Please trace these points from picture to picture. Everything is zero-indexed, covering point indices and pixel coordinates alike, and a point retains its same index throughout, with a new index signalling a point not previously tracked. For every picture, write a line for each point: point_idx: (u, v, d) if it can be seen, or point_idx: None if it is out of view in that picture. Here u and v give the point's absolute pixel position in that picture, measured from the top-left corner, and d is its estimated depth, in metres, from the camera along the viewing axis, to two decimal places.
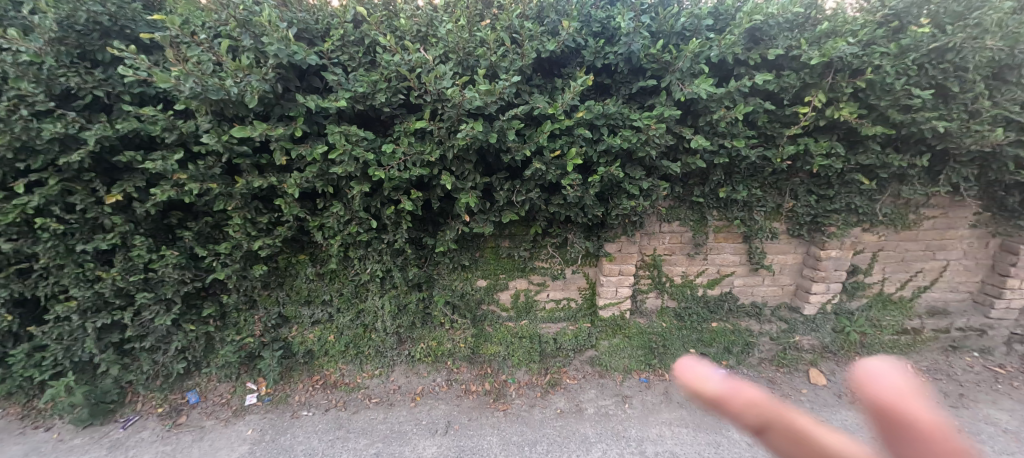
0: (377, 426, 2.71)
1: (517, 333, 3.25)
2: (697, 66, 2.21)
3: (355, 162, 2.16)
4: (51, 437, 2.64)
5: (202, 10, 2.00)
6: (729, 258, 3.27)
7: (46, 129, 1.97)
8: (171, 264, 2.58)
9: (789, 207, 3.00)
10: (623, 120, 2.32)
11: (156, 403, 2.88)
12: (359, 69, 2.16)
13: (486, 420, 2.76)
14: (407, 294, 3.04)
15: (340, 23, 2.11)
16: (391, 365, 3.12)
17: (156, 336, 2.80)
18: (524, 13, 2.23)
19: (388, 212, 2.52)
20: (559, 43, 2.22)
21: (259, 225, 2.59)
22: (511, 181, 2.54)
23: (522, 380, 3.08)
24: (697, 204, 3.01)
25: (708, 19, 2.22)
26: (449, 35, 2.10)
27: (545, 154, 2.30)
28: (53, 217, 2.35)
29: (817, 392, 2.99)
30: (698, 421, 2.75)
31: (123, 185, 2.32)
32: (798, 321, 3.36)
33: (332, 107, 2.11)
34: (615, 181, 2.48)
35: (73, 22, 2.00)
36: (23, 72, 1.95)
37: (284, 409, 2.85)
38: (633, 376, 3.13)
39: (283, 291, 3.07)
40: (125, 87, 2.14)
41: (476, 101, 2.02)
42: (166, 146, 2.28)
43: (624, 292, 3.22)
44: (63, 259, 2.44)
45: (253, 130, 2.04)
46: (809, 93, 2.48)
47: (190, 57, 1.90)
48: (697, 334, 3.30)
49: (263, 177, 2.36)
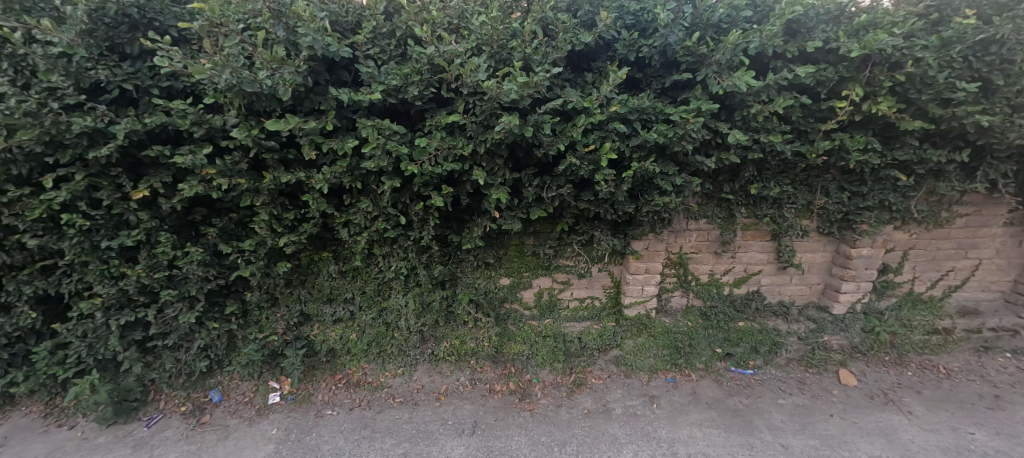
0: (403, 425, 2.67)
1: (541, 332, 3.20)
2: (736, 58, 2.15)
3: (387, 156, 2.10)
4: (75, 435, 2.62)
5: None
6: (756, 256, 3.21)
7: (77, 123, 1.94)
8: (196, 261, 2.56)
9: (820, 204, 2.93)
10: (657, 114, 2.27)
11: (179, 401, 2.85)
12: (390, 61, 2.10)
13: (513, 420, 2.72)
14: (431, 292, 3.02)
15: (372, 15, 2.06)
16: (414, 364, 3.09)
17: (178, 334, 2.78)
18: (558, 5, 2.18)
19: (416, 209, 2.48)
20: (595, 35, 2.17)
21: (285, 222, 2.56)
22: (541, 177, 2.49)
23: (547, 380, 3.04)
24: (725, 201, 2.94)
25: (746, 10, 2.16)
26: (483, 27, 2.06)
27: (579, 148, 2.25)
28: (79, 213, 2.33)
29: (849, 393, 2.93)
30: (729, 422, 2.70)
31: (149, 180, 2.29)
32: (827, 321, 3.29)
33: (364, 101, 2.07)
34: (648, 177, 2.43)
35: (102, 14, 1.97)
36: (54, 66, 1.93)
37: (308, 409, 2.82)
38: (660, 376, 3.08)
39: (304, 289, 3.03)
40: (153, 81, 2.11)
41: (512, 95, 1.98)
42: (193, 141, 2.25)
43: (649, 290, 3.17)
44: (88, 256, 2.42)
45: (286, 124, 2.00)
46: (845, 87, 2.42)
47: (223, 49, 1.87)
48: (723, 333, 3.25)
49: (290, 173, 2.32)
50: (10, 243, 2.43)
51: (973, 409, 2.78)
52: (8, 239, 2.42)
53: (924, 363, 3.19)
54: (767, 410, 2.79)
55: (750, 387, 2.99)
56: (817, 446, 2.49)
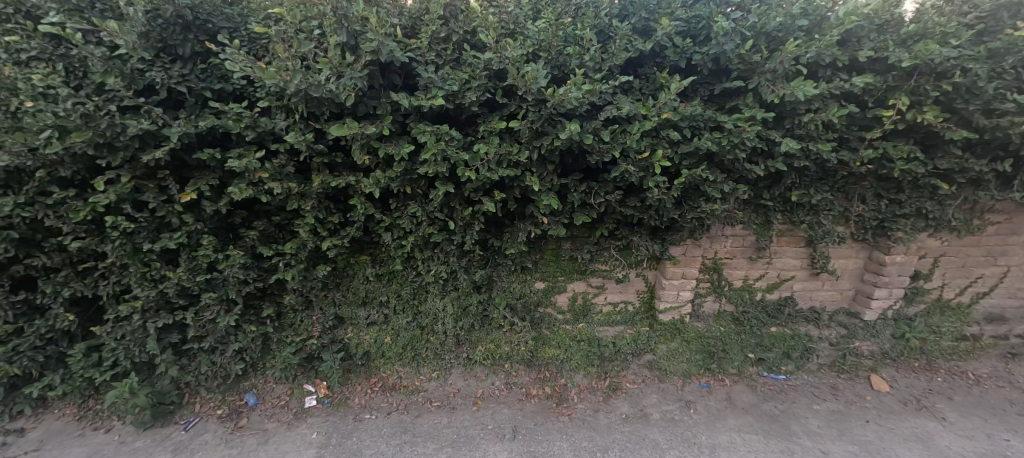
0: (443, 430, 2.66)
1: (576, 336, 3.21)
2: (791, 67, 2.14)
3: (444, 161, 2.11)
4: (113, 439, 2.59)
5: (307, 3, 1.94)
6: (790, 262, 3.22)
7: (132, 126, 1.91)
8: (238, 264, 2.54)
9: (857, 212, 2.95)
10: (708, 122, 2.27)
11: (215, 405, 2.83)
12: (446, 66, 2.08)
13: (553, 425, 2.71)
14: (467, 296, 3.02)
15: (431, 19, 2.04)
16: (448, 367, 3.08)
17: (215, 337, 2.76)
18: (611, 12, 2.19)
19: (462, 214, 2.47)
20: (651, 43, 2.18)
21: (328, 225, 2.54)
22: (587, 182, 2.49)
23: (582, 384, 3.04)
24: (762, 207, 2.95)
25: (802, 18, 2.14)
26: (541, 33, 2.06)
27: (631, 155, 2.24)
28: (123, 216, 2.29)
29: (882, 399, 2.94)
30: (767, 428, 2.70)
31: (196, 183, 2.26)
32: (858, 327, 3.32)
33: (420, 105, 2.05)
34: (695, 184, 2.43)
35: (158, 15, 1.94)
36: (110, 67, 1.90)
37: (345, 412, 2.80)
38: (694, 381, 3.08)
39: (340, 292, 3.02)
40: (205, 83, 2.09)
41: (571, 101, 1.97)
42: (242, 144, 2.23)
43: (684, 295, 3.19)
44: (130, 258, 2.39)
45: (348, 129, 2.00)
46: (892, 97, 2.42)
47: (285, 53, 1.85)
48: (756, 338, 3.25)
49: (339, 176, 2.31)
50: (50, 245, 2.40)
51: (1006, 415, 2.80)
52: (48, 241, 2.39)
53: (953, 369, 3.20)
54: (804, 416, 2.80)
55: (785, 393, 2.99)
56: (856, 452, 2.50)
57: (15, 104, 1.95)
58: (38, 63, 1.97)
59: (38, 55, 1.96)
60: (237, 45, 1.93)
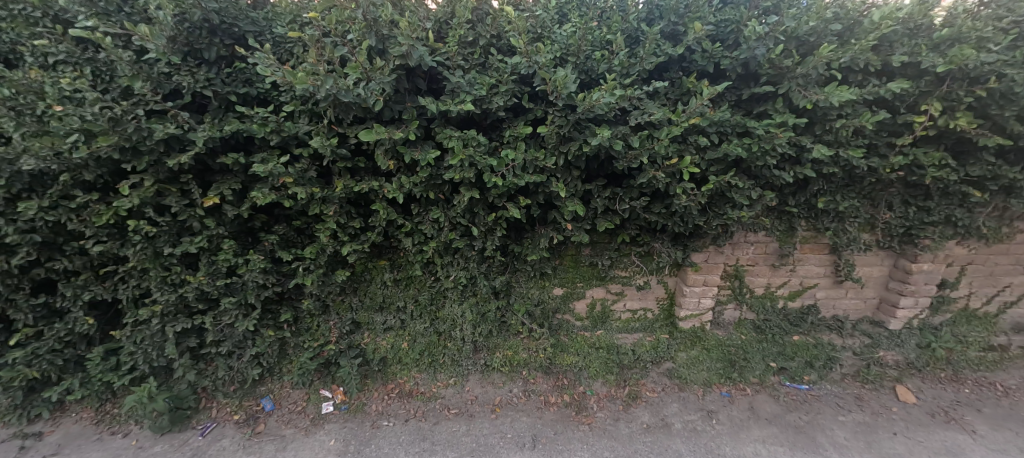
0: (462, 438, 2.63)
1: (594, 343, 3.17)
2: (822, 71, 2.10)
3: (470, 167, 2.08)
4: (130, 444, 2.57)
5: (338, 7, 1.94)
6: (813, 270, 3.17)
7: (158, 130, 1.90)
8: (257, 268, 2.53)
9: (884, 219, 2.89)
10: (737, 127, 2.23)
11: (232, 409, 2.80)
12: (472, 70, 2.06)
13: (573, 433, 2.67)
14: (486, 302, 2.99)
15: (458, 23, 2.02)
16: (465, 374, 3.04)
17: (232, 341, 2.74)
18: (639, 16, 2.15)
19: (485, 219, 2.44)
20: (681, 48, 2.14)
21: (349, 230, 2.52)
22: (611, 188, 2.47)
23: (601, 392, 2.99)
24: (786, 214, 2.90)
25: (835, 22, 2.10)
26: (570, 37, 2.04)
27: (658, 161, 2.21)
28: (145, 220, 2.28)
29: (909, 410, 2.85)
30: (792, 439, 2.64)
31: (219, 187, 2.25)
32: (882, 336, 3.26)
33: (446, 110, 2.03)
34: (722, 190, 2.39)
35: (186, 19, 1.93)
36: (137, 71, 1.90)
37: (363, 419, 2.77)
38: (714, 390, 3.02)
39: (357, 297, 2.99)
40: (231, 88, 2.09)
41: (601, 106, 1.94)
42: (266, 148, 2.22)
43: (706, 303, 3.15)
44: (151, 262, 2.37)
45: (376, 134, 1.98)
46: (924, 102, 2.37)
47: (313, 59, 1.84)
48: (778, 347, 3.20)
49: (362, 181, 2.29)
50: (71, 248, 2.40)
51: None
52: (70, 244, 2.39)
53: (980, 380, 3.10)
54: (830, 427, 2.73)
55: (808, 403, 2.92)
56: None
57: (42, 107, 1.95)
58: (65, 67, 1.97)
59: (67, 60, 1.96)
60: (266, 49, 1.92)
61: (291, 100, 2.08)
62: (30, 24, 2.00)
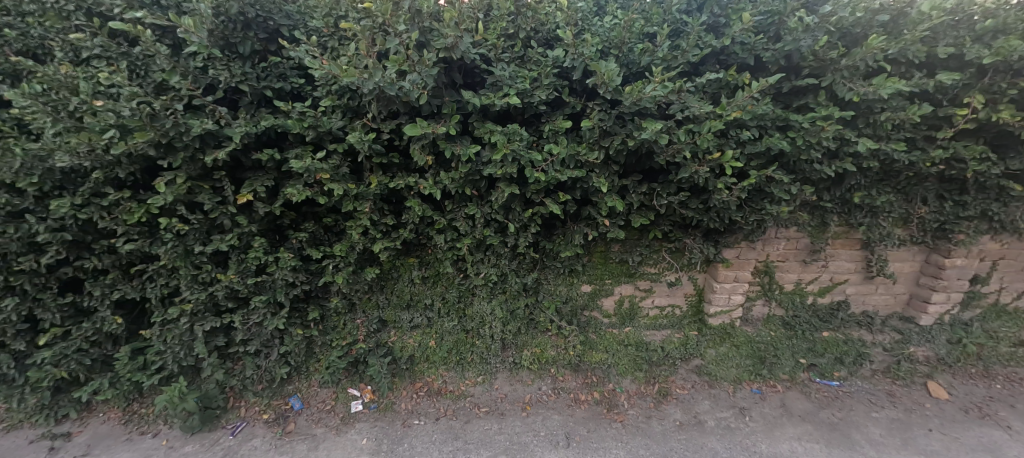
0: (495, 437, 2.60)
1: (623, 340, 3.14)
2: (869, 63, 2.05)
3: (512, 162, 2.04)
4: (161, 444, 2.55)
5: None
6: (844, 265, 3.13)
7: (195, 126, 1.86)
8: (287, 266, 2.50)
9: (919, 214, 2.84)
10: (780, 121, 2.19)
11: (261, 409, 2.77)
12: (513, 63, 2.02)
13: (606, 432, 2.64)
14: (515, 300, 2.97)
15: (500, 15, 1.98)
16: (493, 372, 3.02)
17: (261, 340, 2.73)
18: (681, 7, 2.11)
19: (520, 215, 2.40)
20: (724, 40, 2.10)
21: (381, 227, 2.49)
22: (648, 184, 2.43)
23: (631, 389, 2.96)
24: (820, 209, 2.86)
25: (882, 13, 2.05)
26: (613, 29, 2.00)
27: (700, 155, 2.16)
28: (177, 217, 2.25)
29: (943, 407, 2.82)
30: (828, 437, 2.61)
31: (252, 184, 2.22)
32: (913, 332, 3.23)
33: (487, 104, 1.99)
34: (762, 185, 2.35)
35: (222, 12, 1.89)
36: (174, 65, 1.86)
37: (393, 417, 2.74)
38: (745, 387, 3.00)
39: (383, 295, 2.96)
40: (266, 83, 2.05)
41: (648, 99, 1.90)
42: (301, 144, 2.18)
43: (736, 299, 3.12)
44: (182, 261, 2.34)
45: (422, 128, 1.94)
46: (967, 95, 2.31)
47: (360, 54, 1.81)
48: (808, 343, 3.16)
49: (397, 177, 2.26)
50: (100, 246, 2.36)
51: None
52: (99, 243, 2.35)
53: (1012, 375, 3.06)
54: (864, 424, 2.70)
55: (840, 400, 2.89)
56: None
57: (76, 103, 1.91)
58: (100, 61, 1.93)
59: (100, 54, 1.92)
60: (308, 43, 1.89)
61: (327, 95, 2.05)
62: (62, 17, 1.99)
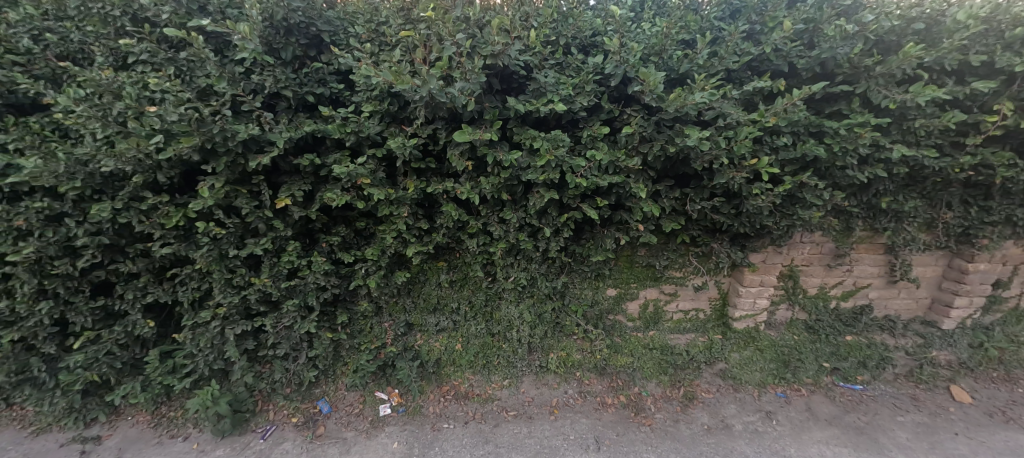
0: (526, 441, 2.60)
1: (648, 344, 3.15)
2: (904, 70, 2.07)
3: (555, 168, 2.07)
4: (192, 447, 2.54)
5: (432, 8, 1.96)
6: (867, 270, 3.15)
7: (241, 131, 1.87)
8: (320, 270, 2.51)
9: (943, 219, 2.86)
10: (815, 127, 2.20)
11: (290, 412, 2.77)
12: (553, 69, 2.03)
13: (635, 435, 2.65)
14: (542, 303, 3.00)
15: (545, 23, 2.02)
16: (520, 375, 3.02)
17: (290, 344, 2.73)
18: (717, 15, 2.17)
19: (554, 220, 2.43)
20: (762, 48, 2.11)
21: (414, 231, 2.50)
22: (681, 189, 2.48)
23: (657, 393, 2.97)
24: (847, 214, 2.87)
25: (917, 21, 2.07)
26: (653, 37, 2.02)
27: (737, 161, 2.18)
28: (214, 221, 2.26)
29: (967, 410, 2.83)
30: (855, 441, 2.61)
31: (290, 188, 2.23)
32: (935, 336, 3.24)
33: (531, 110, 2.02)
34: (795, 191, 2.37)
35: (269, 19, 1.90)
36: (221, 71, 1.87)
37: (422, 421, 2.75)
38: (770, 391, 3.01)
39: (411, 298, 2.98)
40: (308, 88, 2.07)
41: (691, 106, 1.93)
42: (340, 149, 2.20)
43: (760, 303, 3.14)
44: (217, 265, 2.35)
45: (471, 134, 1.97)
46: (997, 101, 2.30)
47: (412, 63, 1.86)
48: (831, 347, 3.18)
49: (435, 182, 2.28)
50: (134, 249, 2.36)
51: None
52: (133, 246, 2.35)
53: None
54: (890, 428, 2.71)
55: (865, 404, 2.90)
56: None
57: (120, 108, 1.92)
58: (146, 67, 1.95)
59: (148, 60, 1.95)
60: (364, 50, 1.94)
61: (368, 100, 2.06)
62: (107, 22, 2.02)
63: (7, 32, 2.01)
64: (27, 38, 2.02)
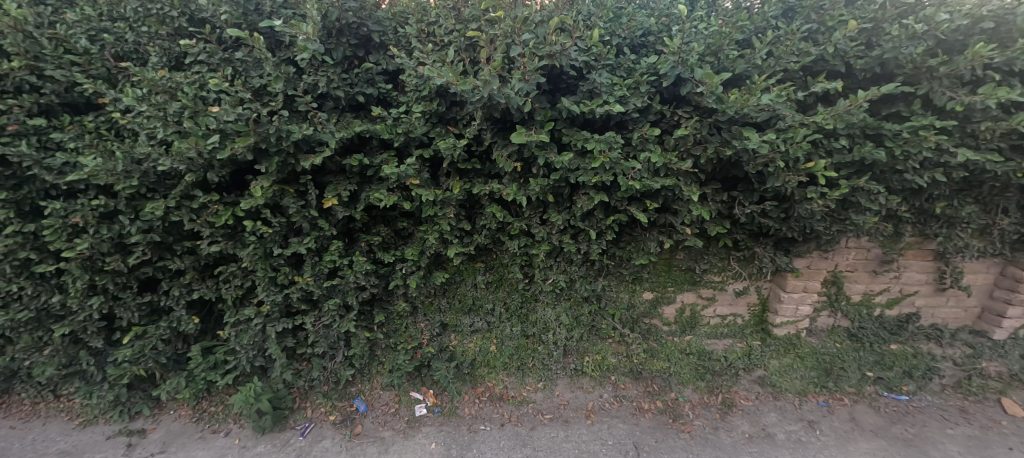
0: (564, 444, 2.55)
1: (684, 349, 3.09)
2: (973, 70, 1.97)
3: (607, 170, 2.07)
4: (234, 443, 2.57)
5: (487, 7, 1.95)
6: (915, 277, 3.06)
7: (297, 131, 1.89)
8: (361, 269, 2.51)
9: (999, 225, 2.71)
10: (873, 130, 2.13)
11: (327, 410, 2.78)
12: (605, 70, 2.00)
13: (675, 442, 2.58)
14: (579, 306, 2.99)
15: (600, 22, 2.01)
16: (554, 378, 2.99)
17: (328, 342, 2.75)
18: (772, 15, 2.12)
19: (599, 222, 2.41)
20: (820, 47, 2.05)
21: (456, 232, 2.50)
22: (728, 192, 2.44)
23: (694, 399, 2.89)
24: (896, 219, 2.79)
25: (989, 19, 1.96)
26: (708, 37, 1.99)
27: (792, 163, 2.12)
28: (261, 220, 2.28)
29: (1021, 425, 2.67)
30: (905, 453, 2.49)
31: (336, 188, 2.24)
32: (985, 347, 3.11)
33: (583, 112, 2.01)
34: (849, 195, 2.30)
35: (325, 20, 1.92)
36: (279, 72, 1.89)
37: (458, 422, 2.73)
38: (810, 399, 2.90)
39: (445, 299, 2.97)
40: (360, 89, 2.08)
41: (752, 108, 1.89)
42: (388, 150, 2.21)
43: (803, 310, 3.09)
44: (262, 263, 2.37)
45: (527, 136, 1.97)
46: None
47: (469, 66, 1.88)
48: (875, 356, 3.07)
49: (481, 183, 2.28)
50: (181, 247, 2.40)
51: None
52: (181, 243, 2.38)
53: None
54: (940, 441, 2.56)
55: (912, 415, 2.76)
56: None
57: (178, 107, 1.95)
58: (204, 68, 1.99)
59: (206, 61, 1.98)
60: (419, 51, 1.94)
61: (417, 101, 2.06)
62: (164, 23, 2.05)
63: (66, 32, 2.05)
64: (85, 38, 2.05)
